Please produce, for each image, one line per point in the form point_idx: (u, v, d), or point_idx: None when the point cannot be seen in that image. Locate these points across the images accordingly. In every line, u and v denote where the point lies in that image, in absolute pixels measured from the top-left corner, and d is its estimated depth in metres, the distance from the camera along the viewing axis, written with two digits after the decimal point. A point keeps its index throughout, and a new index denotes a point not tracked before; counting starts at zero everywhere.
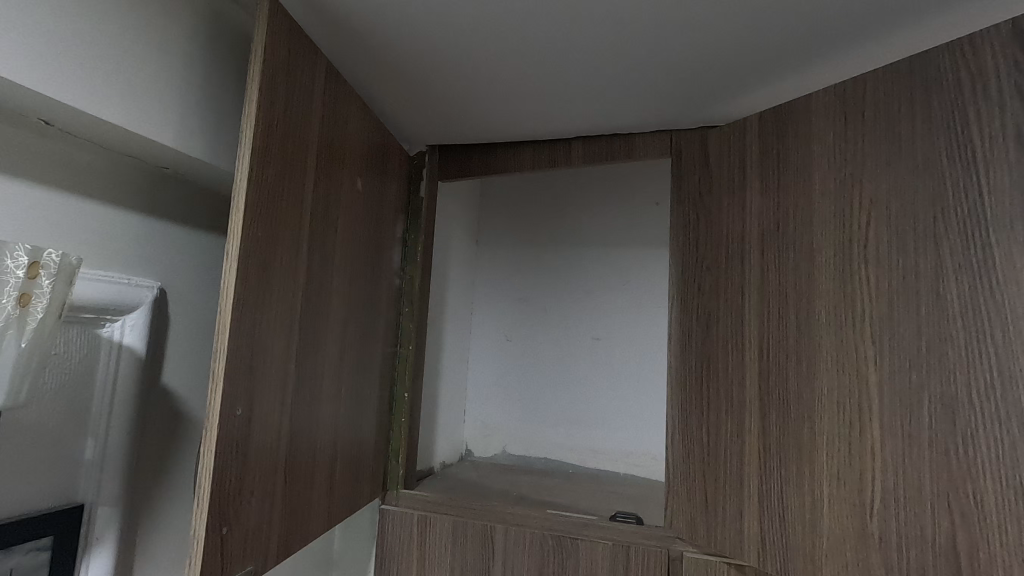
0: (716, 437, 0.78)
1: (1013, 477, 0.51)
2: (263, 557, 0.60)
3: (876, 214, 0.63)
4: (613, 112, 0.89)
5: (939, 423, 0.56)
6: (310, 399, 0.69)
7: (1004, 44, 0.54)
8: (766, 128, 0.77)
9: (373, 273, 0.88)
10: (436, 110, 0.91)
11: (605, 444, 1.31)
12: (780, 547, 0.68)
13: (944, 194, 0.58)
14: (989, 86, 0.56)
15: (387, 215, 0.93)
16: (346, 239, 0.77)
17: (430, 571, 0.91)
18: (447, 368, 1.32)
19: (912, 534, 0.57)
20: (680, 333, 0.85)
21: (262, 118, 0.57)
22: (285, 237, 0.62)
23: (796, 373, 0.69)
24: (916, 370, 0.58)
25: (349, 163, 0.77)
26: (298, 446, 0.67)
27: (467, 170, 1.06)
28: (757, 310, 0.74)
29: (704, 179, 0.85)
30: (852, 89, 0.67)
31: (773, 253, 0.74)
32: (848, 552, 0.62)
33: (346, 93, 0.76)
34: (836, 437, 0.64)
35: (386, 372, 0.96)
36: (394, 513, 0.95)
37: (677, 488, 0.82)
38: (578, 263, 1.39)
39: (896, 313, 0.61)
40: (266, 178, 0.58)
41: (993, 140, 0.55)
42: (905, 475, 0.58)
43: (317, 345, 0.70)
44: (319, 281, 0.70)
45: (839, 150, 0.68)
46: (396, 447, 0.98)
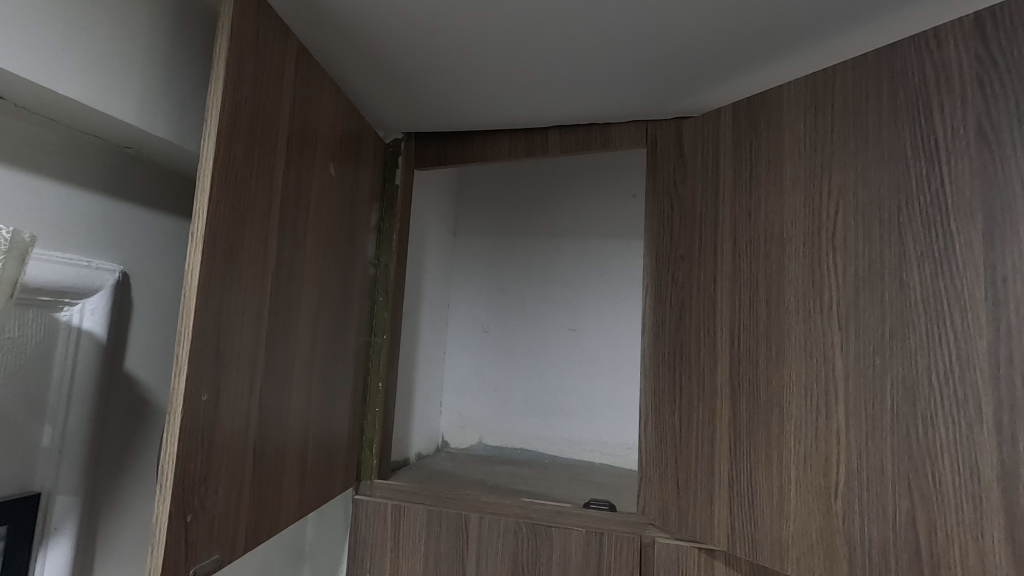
0: (688, 424, 0.79)
1: (970, 456, 0.52)
2: (231, 545, 0.59)
3: (844, 202, 0.65)
4: (589, 102, 0.89)
5: (901, 406, 0.58)
6: (280, 386, 0.68)
7: (967, 37, 0.56)
8: (739, 119, 0.78)
9: (347, 260, 0.87)
10: (411, 96, 0.90)
11: (580, 434, 1.32)
12: (748, 531, 0.70)
13: (909, 183, 0.59)
14: (952, 78, 0.57)
15: (361, 201, 0.91)
16: (318, 224, 0.76)
17: (405, 561, 0.91)
18: (423, 359, 1.31)
19: (874, 514, 0.59)
20: (654, 322, 0.86)
21: (229, 95, 0.55)
22: (254, 219, 0.60)
23: (765, 360, 0.70)
24: (879, 355, 0.60)
25: (322, 147, 0.76)
26: (267, 434, 0.66)
27: (444, 157, 1.05)
28: (728, 298, 0.75)
29: (678, 169, 0.86)
30: (822, 80, 0.68)
31: (745, 242, 0.75)
32: (814, 533, 0.63)
33: (318, 75, 0.74)
34: (803, 423, 0.65)
35: (359, 362, 0.95)
36: (368, 503, 0.94)
37: (650, 475, 0.84)
38: (555, 255, 1.39)
39: (861, 300, 0.62)
40: (233, 157, 0.56)
41: (955, 131, 0.56)
42: (868, 457, 0.60)
43: (288, 331, 0.69)
44: (290, 266, 0.69)
45: (810, 140, 0.69)
46: (370, 437, 0.98)
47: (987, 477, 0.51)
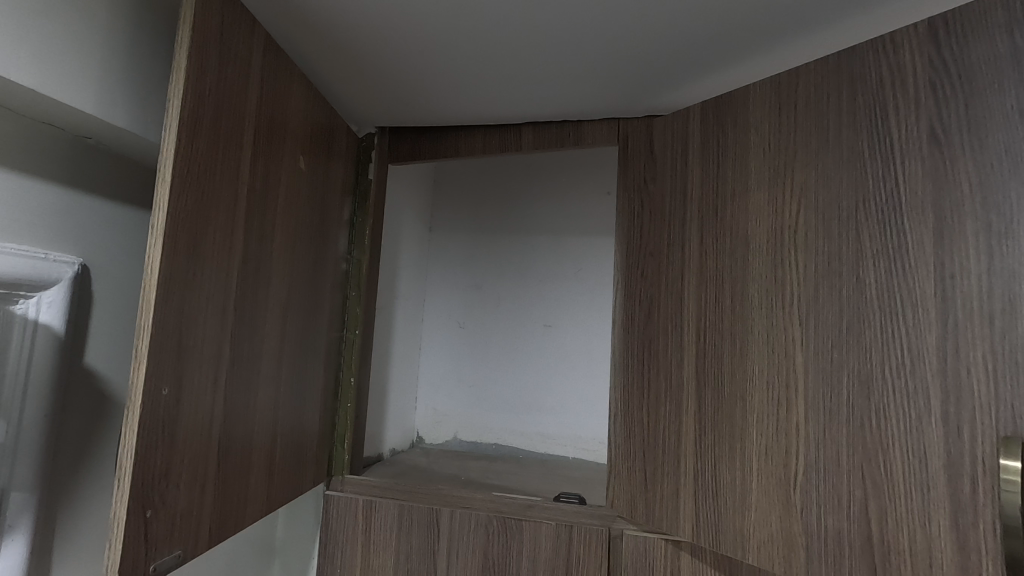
0: (656, 417, 0.81)
1: (918, 446, 0.54)
2: (193, 541, 0.59)
3: (805, 201, 0.66)
4: (562, 100, 0.90)
5: (856, 399, 0.60)
6: (247, 381, 0.67)
7: (922, 42, 0.58)
8: (707, 118, 0.79)
9: (318, 254, 0.86)
10: (384, 91, 0.90)
11: (555, 429, 1.33)
12: (712, 521, 0.71)
13: (866, 183, 0.61)
14: (907, 81, 0.59)
15: (333, 196, 0.91)
16: (287, 217, 0.75)
17: (375, 556, 0.91)
18: (398, 354, 1.30)
19: (830, 503, 0.60)
20: (624, 317, 0.87)
21: (191, 86, 0.54)
22: (219, 211, 0.60)
23: (730, 355, 0.72)
24: (837, 349, 0.61)
25: (291, 140, 0.75)
26: (233, 429, 0.65)
27: (418, 153, 1.05)
28: (695, 293, 0.77)
29: (649, 167, 0.88)
30: (786, 81, 0.70)
31: (711, 239, 0.76)
32: (773, 522, 0.65)
33: (287, 67, 0.73)
34: (765, 415, 0.67)
35: (331, 357, 0.94)
36: (339, 498, 0.94)
37: (619, 468, 0.85)
38: (531, 251, 1.40)
39: (821, 296, 0.64)
40: (197, 149, 0.56)
41: (908, 132, 0.58)
42: (825, 448, 0.61)
43: (255, 325, 0.68)
44: (257, 260, 0.68)
45: (773, 140, 0.70)
46: (342, 433, 0.97)
47: (934, 466, 0.53)
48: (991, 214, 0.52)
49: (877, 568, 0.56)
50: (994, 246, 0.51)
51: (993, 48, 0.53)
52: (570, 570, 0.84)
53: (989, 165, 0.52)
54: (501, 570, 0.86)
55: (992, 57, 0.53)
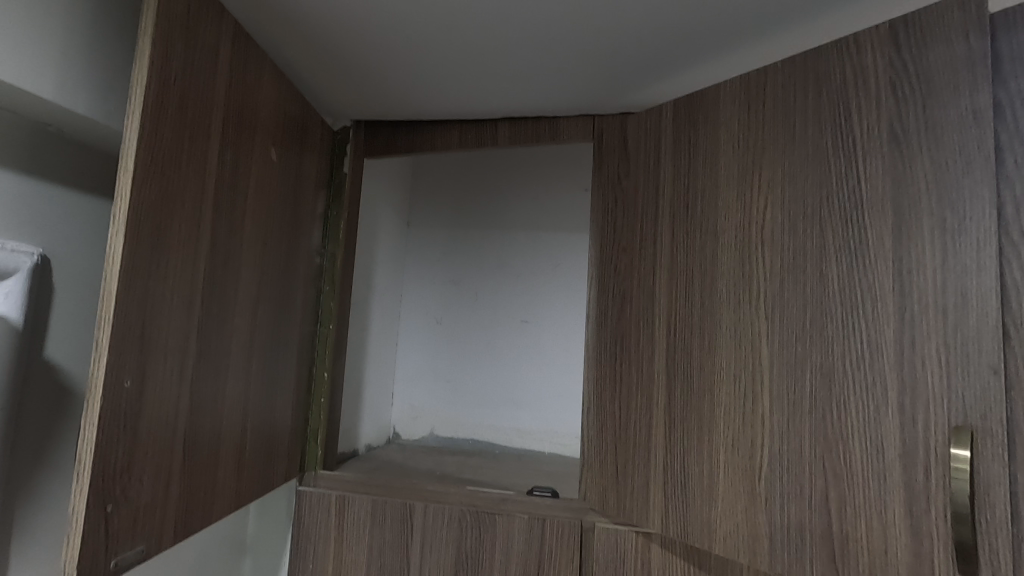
0: (627, 411, 0.82)
1: (876, 437, 0.56)
2: (158, 536, 0.58)
3: (771, 197, 0.67)
4: (537, 96, 0.90)
5: (818, 391, 0.61)
6: (214, 374, 0.66)
7: (884, 43, 0.59)
8: (679, 116, 0.80)
9: (290, 247, 0.85)
10: (358, 84, 0.89)
11: (531, 425, 1.34)
12: (681, 512, 0.73)
13: (829, 180, 0.62)
14: (869, 81, 0.60)
15: (306, 189, 0.90)
16: (257, 209, 0.74)
17: (348, 552, 0.90)
18: (374, 349, 1.29)
19: (793, 493, 0.62)
20: (598, 311, 0.88)
21: (155, 73, 0.54)
22: (185, 201, 0.59)
23: (699, 348, 0.73)
24: (801, 342, 0.63)
25: (262, 131, 0.74)
26: (199, 423, 0.64)
27: (394, 147, 1.04)
28: (666, 288, 0.78)
29: (623, 164, 0.88)
30: (755, 80, 0.71)
31: (681, 234, 0.77)
32: (739, 513, 0.66)
33: (258, 56, 0.73)
34: (732, 408, 0.68)
35: (304, 352, 0.93)
36: (312, 494, 0.94)
37: (591, 463, 0.86)
38: (508, 246, 1.40)
39: (786, 291, 0.65)
40: (161, 137, 0.55)
41: (869, 130, 0.60)
42: (788, 440, 0.63)
43: (223, 318, 0.68)
44: (225, 251, 0.67)
45: (742, 136, 0.71)
46: (315, 428, 0.97)
47: (890, 455, 0.55)
48: (946, 211, 0.53)
49: (836, 555, 0.58)
50: (948, 242, 0.53)
51: (949, 50, 0.54)
52: (543, 562, 0.85)
53: (944, 163, 0.54)
54: (474, 563, 0.86)
55: (948, 59, 0.54)
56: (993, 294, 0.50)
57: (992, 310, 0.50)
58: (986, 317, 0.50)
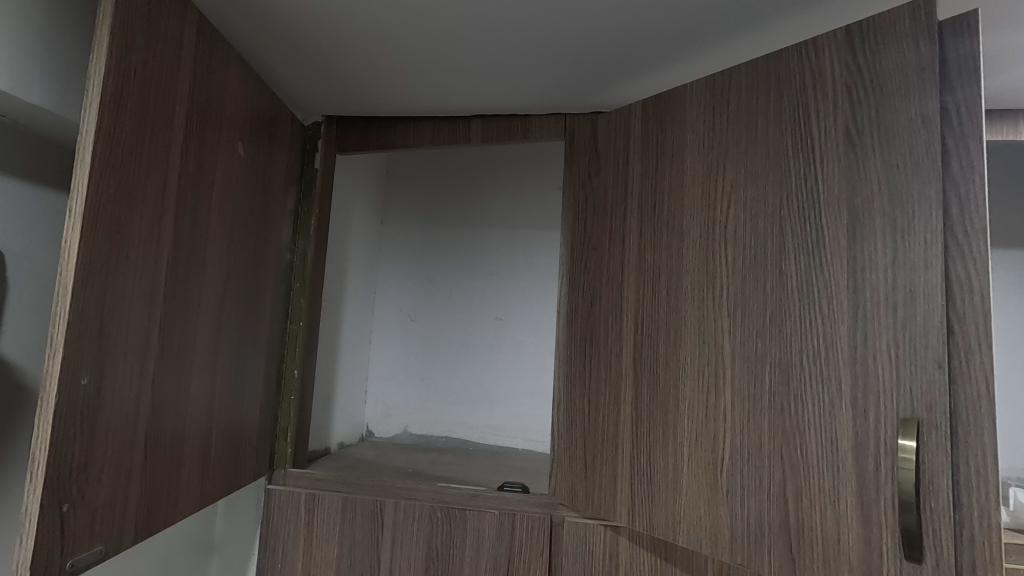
0: (595, 406, 0.83)
1: (830, 429, 0.58)
2: (117, 537, 0.57)
3: (734, 196, 0.69)
4: (508, 95, 0.91)
5: (777, 385, 0.63)
6: (177, 372, 0.65)
7: (841, 47, 0.61)
8: (648, 116, 0.81)
9: (258, 243, 0.84)
10: (329, 79, 0.89)
11: (505, 422, 1.34)
12: (646, 506, 0.74)
13: (789, 180, 0.64)
14: (826, 85, 0.62)
15: (276, 185, 0.89)
16: (223, 204, 0.73)
17: (317, 550, 0.90)
18: (347, 347, 1.29)
19: (752, 484, 0.64)
20: (568, 308, 0.90)
21: (114, 64, 0.53)
22: (146, 196, 0.58)
23: (665, 344, 0.74)
24: (761, 338, 0.65)
25: (228, 125, 0.73)
26: (161, 421, 0.63)
27: (366, 143, 1.03)
28: (634, 285, 0.79)
29: (593, 162, 0.90)
30: (719, 82, 0.73)
31: (649, 232, 0.78)
32: (702, 505, 0.68)
33: (224, 50, 0.71)
34: (696, 403, 0.70)
35: (273, 349, 0.93)
36: (281, 492, 0.93)
37: (561, 458, 0.87)
38: (483, 244, 1.40)
39: (747, 288, 0.67)
40: (121, 130, 0.54)
41: (826, 133, 0.62)
42: (749, 433, 0.64)
43: (187, 315, 0.67)
44: (189, 247, 0.66)
45: (707, 136, 0.73)
46: (285, 426, 0.96)
47: (843, 447, 0.57)
48: (897, 212, 0.55)
49: (793, 544, 0.60)
50: (898, 242, 0.55)
51: (901, 56, 0.56)
52: (512, 558, 0.86)
53: (896, 165, 0.56)
54: (445, 560, 0.87)
55: (900, 64, 0.56)
56: (939, 291, 0.52)
57: (937, 306, 0.52)
58: (932, 314, 0.52)
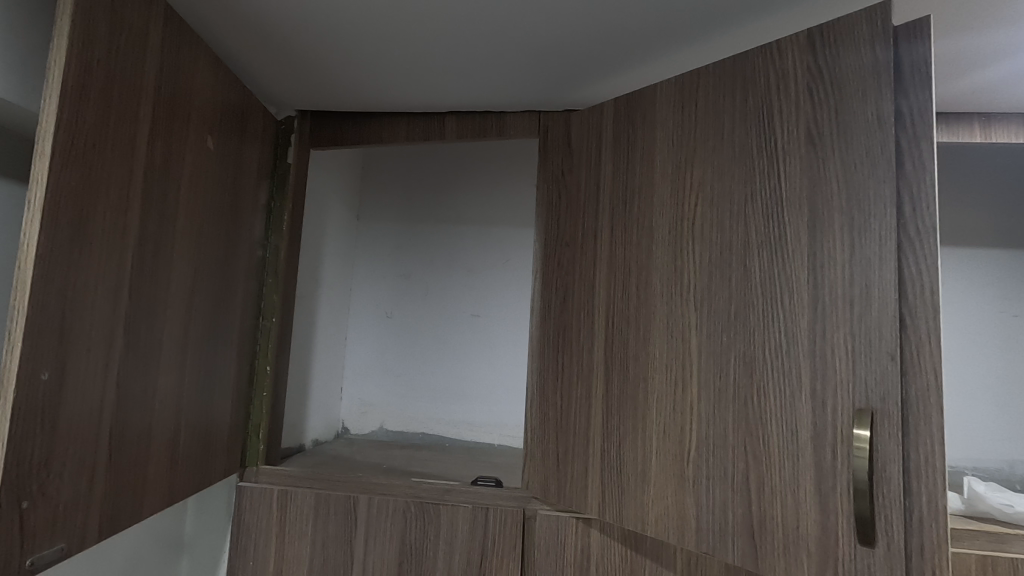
0: (568, 401, 0.84)
1: (791, 420, 0.60)
2: (80, 534, 0.56)
3: (701, 194, 0.71)
4: (482, 92, 0.91)
5: (741, 378, 0.64)
6: (144, 368, 0.65)
7: (803, 49, 0.63)
8: (619, 114, 0.82)
9: (229, 238, 0.83)
10: (301, 74, 0.88)
11: (481, 418, 1.35)
12: (617, 498, 0.75)
13: (753, 179, 0.66)
14: (789, 86, 0.64)
15: (247, 179, 0.88)
16: (192, 199, 0.72)
17: (290, 547, 0.89)
18: (322, 344, 1.28)
19: (717, 475, 0.65)
20: (542, 305, 0.91)
21: (75, 54, 0.52)
22: (110, 189, 0.57)
23: (635, 339, 0.76)
24: (726, 333, 0.66)
25: (197, 118, 0.72)
26: (127, 416, 0.62)
27: (340, 139, 1.03)
28: (605, 281, 0.80)
29: (566, 160, 0.91)
30: (688, 82, 0.74)
31: (620, 229, 0.79)
32: (669, 496, 0.69)
33: (192, 42, 0.71)
34: (664, 397, 0.71)
35: (245, 345, 0.92)
36: (253, 489, 0.92)
37: (534, 453, 0.88)
38: (460, 240, 1.41)
39: (712, 284, 0.68)
40: (83, 121, 0.53)
41: (789, 133, 0.63)
42: (713, 424, 0.66)
43: (154, 310, 0.66)
44: (156, 242, 0.65)
45: (676, 135, 0.74)
46: (257, 422, 0.95)
47: (803, 437, 0.59)
48: (854, 210, 0.57)
49: (755, 532, 0.62)
50: (855, 239, 0.57)
51: (858, 58, 0.58)
52: (486, 551, 0.86)
53: (853, 165, 0.58)
54: (418, 554, 0.87)
55: (858, 67, 0.58)
56: (892, 286, 0.54)
57: (891, 301, 0.54)
58: (886, 309, 0.54)
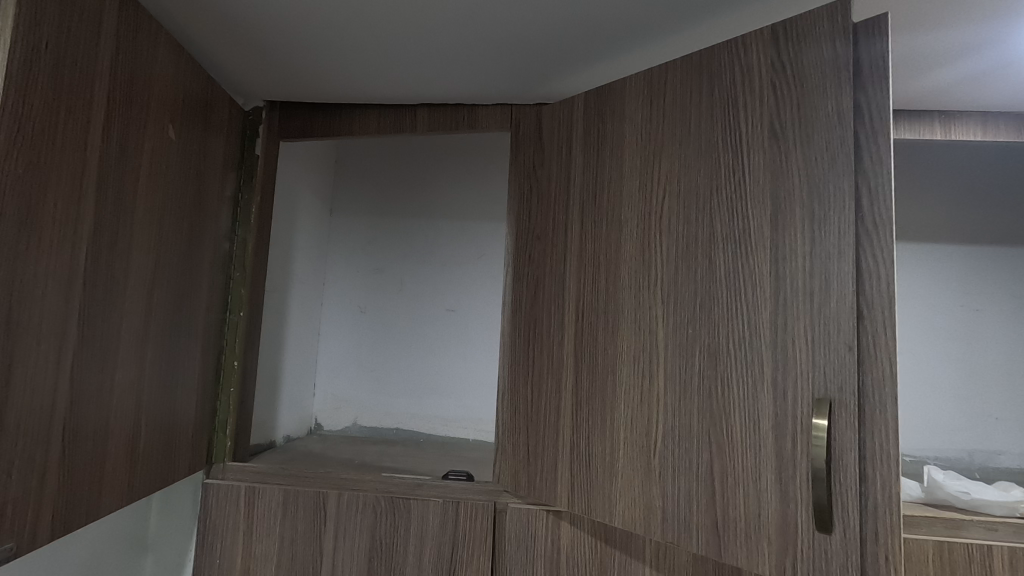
0: (538, 395, 0.84)
1: (753, 410, 0.61)
2: (30, 533, 0.54)
3: (669, 187, 0.71)
4: (454, 84, 0.91)
5: (705, 370, 0.65)
6: (100, 363, 0.63)
7: (767, 44, 0.63)
8: (589, 108, 0.82)
9: (193, 230, 0.82)
10: (269, 63, 0.87)
11: (456, 413, 1.33)
12: (585, 490, 0.76)
13: (718, 172, 0.66)
14: (753, 80, 0.64)
15: (211, 170, 0.86)
16: (151, 189, 0.70)
17: (258, 544, 0.88)
18: (294, 340, 1.26)
19: (683, 466, 0.66)
20: (513, 298, 0.91)
21: (20, 37, 0.50)
22: (60, 178, 0.55)
23: (604, 332, 0.76)
24: (691, 324, 0.67)
25: (156, 106, 0.70)
26: (81, 411, 0.61)
27: (310, 131, 1.01)
28: (575, 274, 0.81)
29: (537, 153, 0.90)
30: (656, 76, 0.74)
31: (590, 222, 0.80)
32: (636, 487, 0.70)
33: (151, 28, 0.69)
34: (632, 389, 0.72)
35: (210, 340, 0.90)
36: (220, 486, 0.91)
37: (505, 447, 0.88)
38: (435, 234, 1.40)
39: (678, 277, 0.69)
40: (30, 107, 0.51)
41: (751, 128, 0.64)
42: (678, 416, 0.67)
43: (110, 303, 0.64)
44: (112, 233, 0.63)
45: (645, 128, 0.75)
46: (224, 418, 0.94)
47: (764, 427, 0.60)
48: (815, 203, 0.58)
49: (718, 521, 0.62)
50: (815, 232, 0.58)
51: (821, 54, 0.59)
52: (457, 545, 0.86)
53: (814, 159, 0.59)
54: (389, 550, 0.86)
55: (820, 62, 0.59)
56: (850, 278, 0.55)
57: (849, 293, 0.55)
58: (844, 300, 0.55)
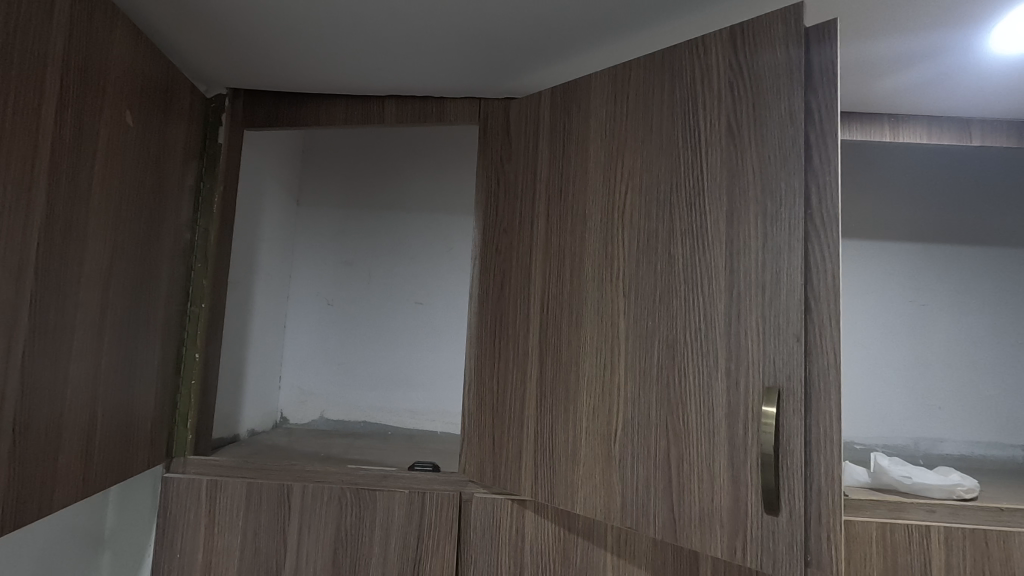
0: (503, 386, 0.85)
1: (708, 398, 0.63)
2: None
3: (632, 183, 0.73)
4: (421, 76, 0.91)
5: (663, 359, 0.67)
6: (53, 355, 0.61)
7: (726, 45, 0.66)
8: (556, 104, 0.84)
9: (152, 219, 0.80)
10: (232, 50, 0.85)
11: (423, 404, 1.35)
12: (549, 479, 0.77)
13: (678, 169, 0.68)
14: (712, 80, 0.67)
15: (172, 158, 0.84)
16: (107, 177, 0.68)
17: (219, 538, 0.87)
18: (258, 332, 1.23)
19: (643, 453, 0.68)
20: (480, 291, 0.92)
21: None
22: (9, 162, 0.54)
23: (567, 324, 0.77)
24: (651, 316, 0.69)
25: (113, 92, 0.69)
26: (33, 405, 0.59)
27: (275, 120, 1.00)
28: (540, 267, 0.82)
29: (505, 147, 0.91)
30: (620, 74, 0.76)
31: (556, 215, 0.81)
32: (597, 474, 0.72)
33: (107, 11, 0.67)
34: (594, 379, 0.73)
35: (170, 331, 0.88)
36: (180, 480, 0.89)
37: (471, 437, 0.89)
38: (404, 227, 1.40)
39: (640, 271, 0.70)
40: None
41: (710, 126, 0.66)
42: (637, 405, 0.69)
43: (64, 293, 0.62)
44: (66, 220, 0.62)
45: (609, 125, 0.76)
46: (184, 411, 0.92)
47: (718, 414, 0.62)
48: (767, 200, 0.61)
49: (674, 505, 0.65)
50: (767, 228, 0.60)
51: (775, 57, 0.61)
52: (422, 535, 0.87)
53: (768, 158, 0.61)
54: (354, 541, 0.87)
55: (774, 64, 0.61)
56: (799, 272, 0.57)
57: (797, 286, 0.57)
58: (793, 293, 0.58)
